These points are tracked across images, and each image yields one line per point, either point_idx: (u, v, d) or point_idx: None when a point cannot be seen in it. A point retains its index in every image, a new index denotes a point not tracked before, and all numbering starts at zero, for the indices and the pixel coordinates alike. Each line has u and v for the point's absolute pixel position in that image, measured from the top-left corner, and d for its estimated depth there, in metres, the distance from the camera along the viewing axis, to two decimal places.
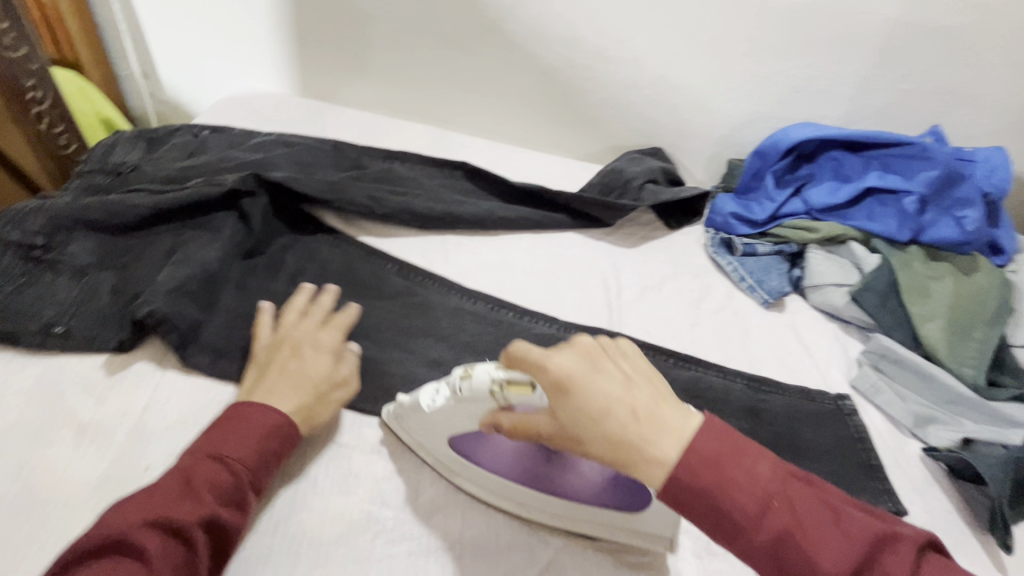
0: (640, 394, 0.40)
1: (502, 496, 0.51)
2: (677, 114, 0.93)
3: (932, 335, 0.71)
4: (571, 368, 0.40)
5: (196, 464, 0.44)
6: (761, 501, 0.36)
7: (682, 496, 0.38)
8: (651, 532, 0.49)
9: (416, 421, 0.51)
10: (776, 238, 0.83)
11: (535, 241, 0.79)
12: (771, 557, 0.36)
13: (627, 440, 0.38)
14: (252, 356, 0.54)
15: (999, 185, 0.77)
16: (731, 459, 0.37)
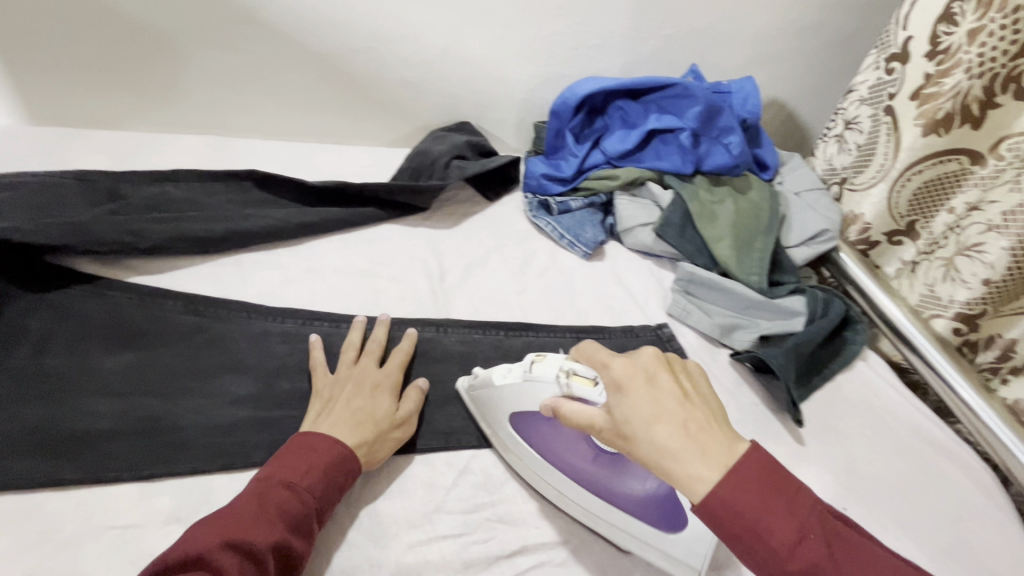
0: (695, 411, 0.41)
1: (548, 484, 0.52)
2: (474, 87, 0.92)
3: (724, 253, 0.79)
4: (633, 375, 0.42)
5: (270, 490, 0.45)
6: (798, 534, 0.37)
7: (718, 516, 0.38)
8: (683, 559, 0.47)
9: (486, 398, 0.54)
10: (586, 192, 0.87)
11: (346, 241, 0.74)
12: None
13: (673, 452, 0.39)
14: (315, 390, 0.55)
15: (752, 110, 0.87)
16: (775, 495, 0.38)
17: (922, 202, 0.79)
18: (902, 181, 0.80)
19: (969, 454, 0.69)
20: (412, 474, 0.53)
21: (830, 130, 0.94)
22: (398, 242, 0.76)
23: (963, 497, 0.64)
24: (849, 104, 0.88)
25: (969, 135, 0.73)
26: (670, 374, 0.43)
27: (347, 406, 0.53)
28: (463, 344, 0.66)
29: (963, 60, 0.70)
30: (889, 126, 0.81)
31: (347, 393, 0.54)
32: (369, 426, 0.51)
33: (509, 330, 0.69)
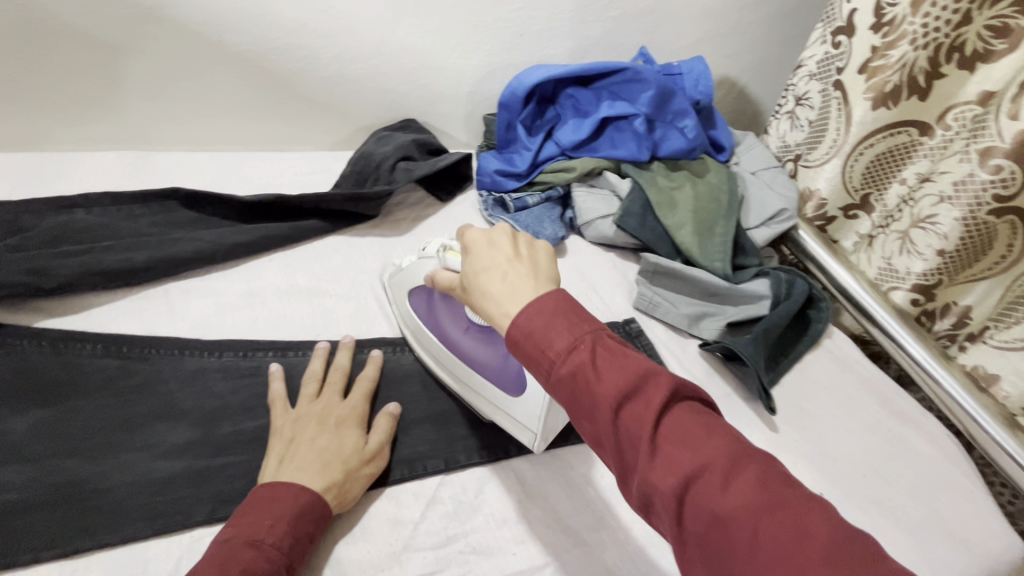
0: (520, 266, 0.43)
1: (428, 352, 0.61)
2: (416, 81, 0.87)
3: (687, 240, 0.78)
4: (477, 238, 0.45)
5: (232, 550, 0.40)
6: (569, 342, 0.38)
7: (515, 339, 0.40)
8: (521, 421, 0.54)
9: (398, 281, 0.63)
10: (542, 185, 0.84)
11: (289, 259, 0.69)
12: (568, 388, 0.38)
13: (491, 297, 0.42)
14: (274, 429, 0.51)
15: (704, 91, 0.85)
16: (557, 313, 0.39)
17: (874, 175, 0.79)
18: (855, 155, 0.80)
19: (933, 422, 0.70)
20: (376, 513, 0.49)
21: (782, 107, 0.93)
22: (347, 255, 0.71)
23: (932, 468, 0.65)
24: (799, 80, 0.87)
25: (915, 106, 0.73)
26: (513, 241, 0.45)
27: (313, 445, 0.48)
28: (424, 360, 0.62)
29: (908, 30, 0.70)
30: (839, 101, 0.80)
31: (312, 431, 0.50)
32: (338, 466, 0.47)
33: None
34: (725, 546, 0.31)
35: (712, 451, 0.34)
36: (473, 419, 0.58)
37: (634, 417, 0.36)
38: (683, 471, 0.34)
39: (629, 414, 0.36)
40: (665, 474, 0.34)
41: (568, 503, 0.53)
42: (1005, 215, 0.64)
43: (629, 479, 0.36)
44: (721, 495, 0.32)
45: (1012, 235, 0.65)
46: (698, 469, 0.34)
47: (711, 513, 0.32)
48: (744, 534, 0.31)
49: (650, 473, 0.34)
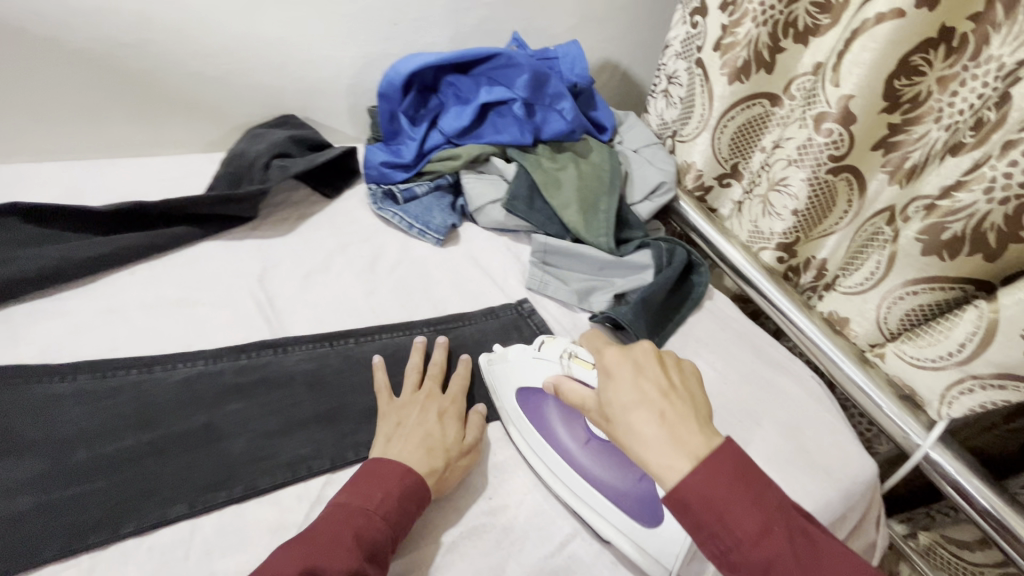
0: (675, 403, 0.44)
1: (540, 461, 0.55)
2: (289, 75, 0.83)
3: (573, 218, 0.80)
4: (622, 363, 0.47)
5: (348, 514, 0.45)
6: (763, 527, 0.39)
7: (686, 502, 0.40)
8: (654, 555, 0.49)
9: (499, 372, 0.60)
10: (430, 175, 0.83)
11: (155, 270, 0.64)
12: (759, 575, 0.38)
13: (647, 438, 0.43)
14: (382, 415, 0.55)
15: (581, 74, 0.88)
16: (741, 488, 0.40)
17: (740, 145, 0.86)
18: (720, 128, 0.85)
19: (801, 367, 0.77)
20: (256, 520, 0.47)
21: (657, 86, 0.98)
22: (223, 261, 0.68)
23: (801, 408, 0.71)
24: (668, 60, 0.93)
25: (766, 79, 0.78)
26: (663, 367, 0.47)
27: (418, 428, 0.53)
28: (309, 360, 0.59)
29: (749, 9, 0.75)
30: (702, 79, 0.85)
31: (416, 417, 0.54)
32: (440, 453, 0.51)
33: (359, 336, 0.63)
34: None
35: None
36: (365, 412, 0.56)
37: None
38: None
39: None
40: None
41: (460, 489, 0.53)
42: (840, 173, 0.70)
43: None
44: None
45: (849, 191, 0.71)
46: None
47: None
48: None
49: None
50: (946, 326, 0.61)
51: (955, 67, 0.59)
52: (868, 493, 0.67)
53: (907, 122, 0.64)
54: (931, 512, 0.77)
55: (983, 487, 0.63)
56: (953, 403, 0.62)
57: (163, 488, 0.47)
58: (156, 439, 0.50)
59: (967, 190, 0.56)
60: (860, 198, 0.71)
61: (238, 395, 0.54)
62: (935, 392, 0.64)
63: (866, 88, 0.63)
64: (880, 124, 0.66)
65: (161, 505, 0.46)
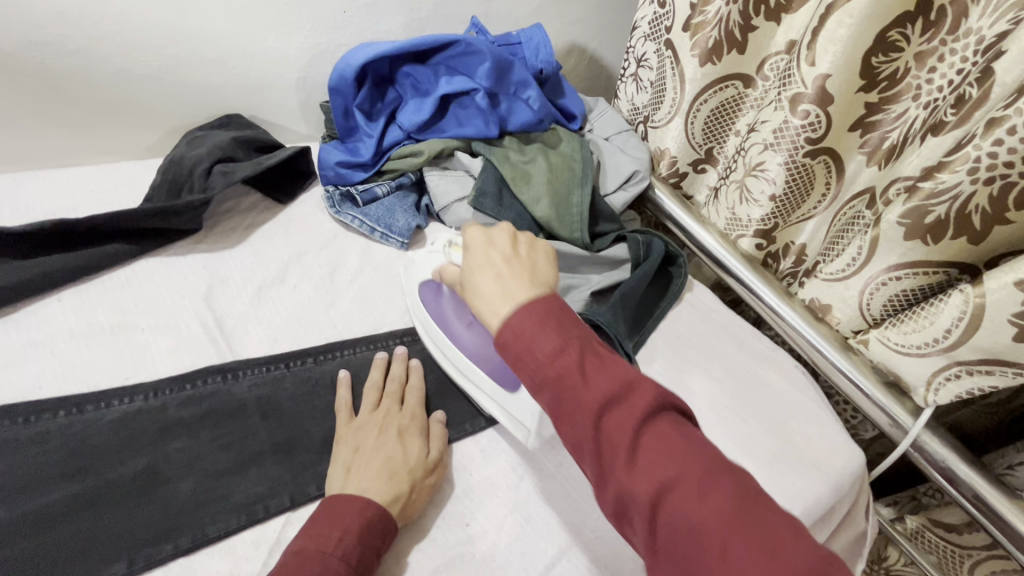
0: (517, 266, 0.47)
1: (437, 346, 0.60)
2: (229, 71, 0.77)
3: (545, 213, 0.76)
4: (476, 237, 0.50)
5: (304, 561, 0.41)
6: (557, 346, 0.40)
7: (506, 341, 0.41)
8: (519, 420, 0.54)
9: (408, 270, 0.64)
10: (391, 174, 0.78)
11: (84, 294, 0.58)
12: (551, 388, 0.39)
13: (485, 295, 0.45)
14: (338, 438, 0.52)
15: (546, 60, 0.83)
16: (549, 319, 0.41)
17: (713, 129, 0.82)
18: (693, 111, 0.82)
19: (784, 357, 0.75)
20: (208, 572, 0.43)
21: (626, 70, 0.94)
22: (162, 279, 0.62)
23: (786, 400, 0.70)
24: (637, 42, 0.89)
25: (739, 60, 0.75)
26: (512, 241, 0.50)
27: (377, 452, 0.50)
28: (262, 386, 0.55)
29: None
30: (672, 60, 0.81)
31: (375, 440, 0.51)
32: (405, 477, 0.48)
33: (318, 354, 0.59)
34: (695, 548, 0.33)
35: (694, 465, 0.35)
36: (325, 442, 0.52)
37: (617, 423, 0.37)
38: (660, 481, 0.35)
39: (611, 421, 0.37)
40: (641, 483, 0.35)
41: (433, 518, 0.50)
42: (819, 156, 0.68)
43: (605, 484, 0.38)
44: (697, 505, 0.34)
45: (827, 174, 0.69)
46: (675, 480, 0.35)
47: (685, 520, 0.34)
48: (714, 546, 0.32)
49: (629, 480, 0.36)
50: (931, 311, 0.59)
51: (933, 41, 0.57)
52: (856, 483, 0.66)
53: (884, 101, 0.62)
54: (918, 495, 0.76)
55: (972, 474, 0.61)
56: (940, 389, 0.61)
57: (101, 543, 0.43)
58: (89, 490, 0.45)
59: (949, 171, 0.53)
60: (838, 181, 0.69)
61: (184, 431, 0.50)
62: (921, 377, 0.63)
63: (843, 66, 0.60)
64: (857, 103, 0.63)
65: (97, 564, 0.42)
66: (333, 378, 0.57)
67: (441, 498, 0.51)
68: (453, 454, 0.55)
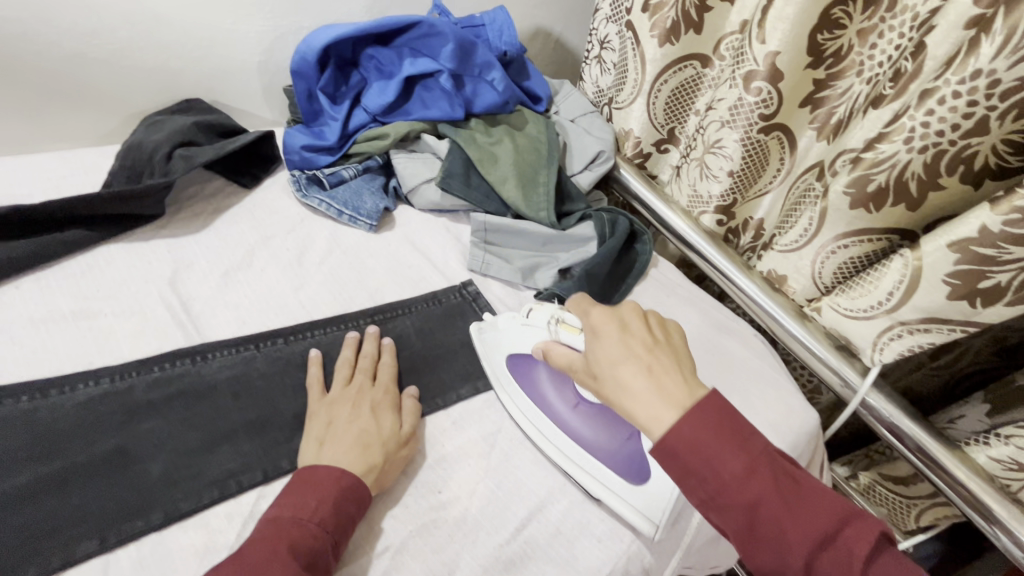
0: (661, 356, 0.45)
1: (534, 425, 0.57)
2: (187, 54, 0.75)
3: (512, 193, 0.77)
4: (608, 323, 0.48)
5: (282, 528, 0.42)
6: (749, 470, 0.39)
7: (674, 447, 0.41)
8: (644, 512, 0.50)
9: (495, 343, 0.61)
10: (357, 157, 0.78)
11: (44, 281, 0.57)
12: (745, 516, 0.39)
13: (632, 389, 0.44)
14: (310, 414, 0.52)
15: (510, 42, 0.84)
16: (724, 434, 0.40)
17: (674, 109, 0.85)
18: (654, 91, 0.84)
19: (745, 327, 0.78)
20: (181, 545, 0.44)
21: (590, 52, 0.95)
22: (126, 266, 0.61)
23: (747, 367, 0.73)
24: (600, 24, 0.90)
25: (696, 40, 0.77)
26: (646, 324, 0.48)
27: (351, 426, 0.51)
28: (232, 366, 0.55)
29: None
30: (632, 42, 0.83)
31: (347, 414, 0.52)
32: (378, 448, 0.49)
33: (288, 335, 0.59)
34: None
35: None
36: (297, 418, 0.53)
37: (828, 559, 0.38)
38: None
39: (822, 558, 0.38)
40: None
41: (407, 488, 0.51)
42: (772, 131, 0.71)
43: None
44: None
45: (781, 149, 0.72)
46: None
47: None
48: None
49: None
50: (875, 276, 0.62)
51: (873, 19, 0.60)
52: (811, 442, 0.70)
53: (830, 77, 0.65)
54: (870, 453, 0.81)
55: (916, 428, 0.65)
56: (885, 348, 0.65)
57: (71, 522, 0.43)
58: (57, 473, 0.45)
59: (888, 142, 0.56)
60: (791, 155, 0.72)
61: (153, 413, 0.50)
62: (867, 339, 0.66)
63: (791, 44, 0.63)
64: (806, 79, 0.66)
65: (68, 542, 0.42)
66: (303, 357, 0.57)
67: (415, 468, 0.53)
68: (426, 426, 0.56)
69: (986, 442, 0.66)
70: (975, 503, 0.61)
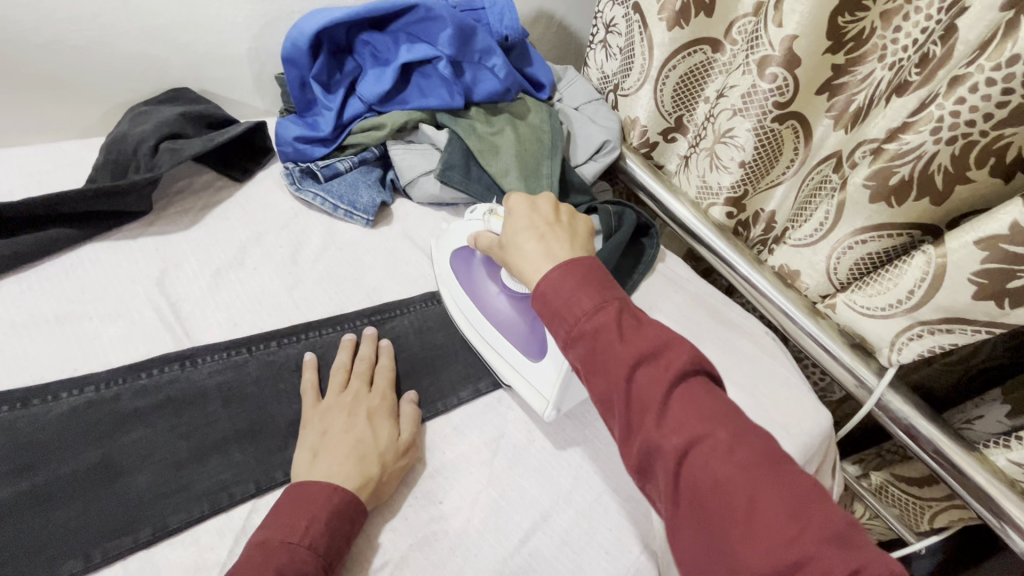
0: (558, 231, 0.51)
1: (461, 313, 0.62)
2: (173, 40, 0.72)
3: (514, 186, 0.74)
4: (521, 204, 0.54)
5: (270, 553, 0.40)
6: (597, 305, 0.42)
7: (544, 293, 0.44)
8: (536, 388, 0.55)
9: (444, 238, 0.66)
10: (353, 148, 0.75)
11: (26, 283, 0.55)
12: (589, 343, 0.40)
13: (527, 251, 0.49)
14: (306, 423, 0.50)
15: (511, 26, 0.80)
16: (586, 279, 0.43)
17: (683, 96, 0.81)
18: (662, 78, 0.80)
19: (754, 324, 0.76)
20: (171, 563, 0.42)
21: (595, 37, 0.91)
22: (112, 265, 0.59)
23: (757, 365, 0.70)
24: (606, 6, 0.86)
25: (707, 23, 0.73)
26: (555, 210, 0.53)
27: (347, 435, 0.48)
28: (224, 371, 0.52)
29: None
30: (640, 25, 0.79)
31: (344, 422, 0.50)
32: (375, 460, 0.47)
33: (281, 338, 0.56)
34: (722, 512, 0.33)
35: (728, 432, 0.36)
36: (291, 426, 0.51)
37: (647, 375, 0.38)
38: (690, 434, 0.36)
39: (642, 375, 0.38)
40: (670, 431, 0.36)
41: (405, 500, 0.49)
42: (788, 121, 0.67)
43: (632, 438, 0.38)
44: (726, 460, 0.34)
45: (795, 139, 0.69)
46: (702, 431, 0.36)
47: (714, 475, 0.34)
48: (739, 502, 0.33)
49: (656, 433, 0.36)
50: (896, 273, 0.60)
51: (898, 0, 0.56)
52: (823, 443, 0.68)
53: (851, 63, 0.61)
54: (882, 452, 0.79)
55: (933, 430, 0.63)
56: (903, 349, 0.62)
57: (55, 540, 0.41)
58: (41, 487, 0.43)
59: (913, 132, 0.52)
60: (806, 145, 0.69)
61: (140, 422, 0.48)
62: (885, 338, 0.64)
63: (810, 27, 0.59)
64: (824, 65, 0.62)
65: (52, 562, 0.40)
66: (298, 361, 0.55)
67: (414, 476, 0.51)
68: (426, 432, 0.54)
69: (1006, 445, 0.63)
70: (993, 509, 0.59)
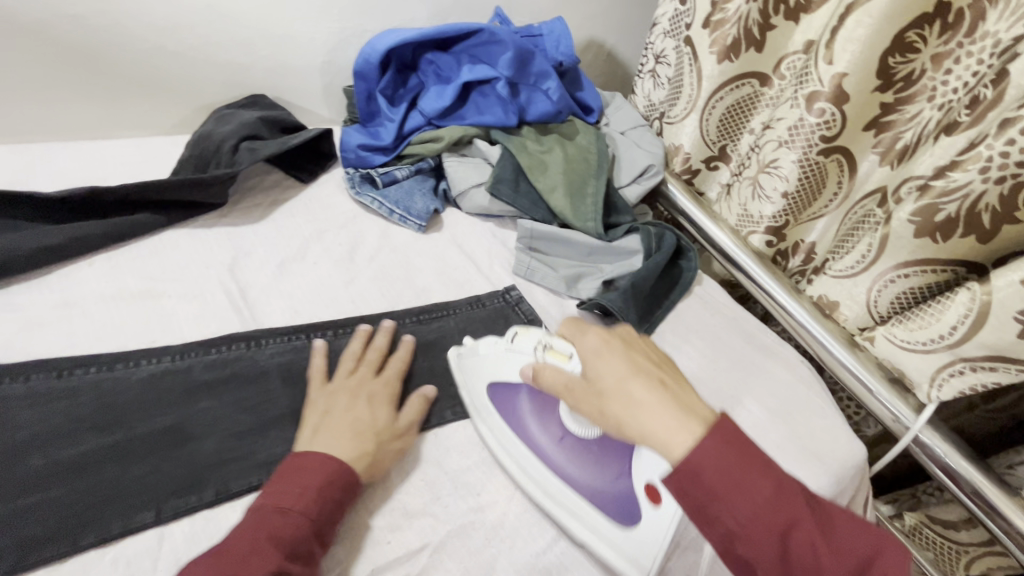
0: (663, 376, 0.45)
1: (516, 466, 0.53)
2: (256, 52, 0.79)
3: (560, 203, 0.77)
4: (606, 342, 0.47)
5: (264, 516, 0.43)
6: (774, 493, 0.38)
7: (706, 486, 0.39)
8: (633, 559, 0.48)
9: (474, 367, 0.58)
10: (411, 158, 0.79)
11: (115, 260, 0.60)
12: (775, 545, 0.38)
13: (645, 401, 0.43)
14: (308, 403, 0.52)
15: (566, 53, 0.85)
16: (751, 461, 0.39)
17: (728, 127, 0.84)
18: (709, 108, 0.83)
19: (791, 352, 0.76)
20: (231, 523, 0.45)
21: (644, 66, 0.95)
22: (188, 250, 0.64)
23: (791, 392, 0.71)
24: (657, 38, 0.90)
25: (756, 57, 0.76)
26: (638, 345, 0.48)
27: (347, 414, 0.51)
28: (284, 354, 0.56)
29: None
30: (690, 58, 0.83)
31: (344, 403, 0.52)
32: (371, 438, 0.50)
33: (337, 329, 0.60)
34: None
35: None
36: None
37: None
38: None
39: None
40: None
41: (449, 490, 0.51)
42: (832, 154, 0.69)
43: None
44: None
45: (839, 173, 0.71)
46: None
47: None
48: None
49: None
50: (937, 308, 0.60)
51: (950, 44, 0.58)
52: (856, 476, 0.67)
53: (899, 102, 0.63)
54: (918, 493, 0.78)
55: (971, 470, 0.62)
56: (943, 385, 0.62)
57: (130, 492, 0.45)
58: (118, 444, 0.47)
59: (962, 170, 0.54)
60: (850, 180, 0.70)
61: (209, 393, 0.52)
62: (925, 374, 0.64)
63: (860, 66, 0.61)
64: (872, 103, 0.64)
65: (126, 512, 0.44)
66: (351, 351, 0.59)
67: (451, 467, 0.53)
68: (468, 428, 0.56)
69: None
70: None
